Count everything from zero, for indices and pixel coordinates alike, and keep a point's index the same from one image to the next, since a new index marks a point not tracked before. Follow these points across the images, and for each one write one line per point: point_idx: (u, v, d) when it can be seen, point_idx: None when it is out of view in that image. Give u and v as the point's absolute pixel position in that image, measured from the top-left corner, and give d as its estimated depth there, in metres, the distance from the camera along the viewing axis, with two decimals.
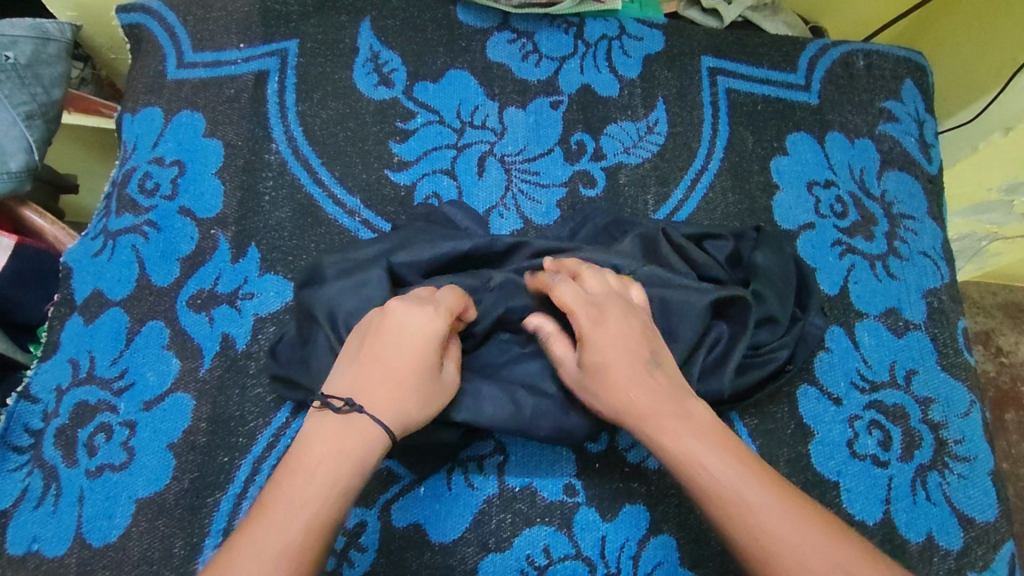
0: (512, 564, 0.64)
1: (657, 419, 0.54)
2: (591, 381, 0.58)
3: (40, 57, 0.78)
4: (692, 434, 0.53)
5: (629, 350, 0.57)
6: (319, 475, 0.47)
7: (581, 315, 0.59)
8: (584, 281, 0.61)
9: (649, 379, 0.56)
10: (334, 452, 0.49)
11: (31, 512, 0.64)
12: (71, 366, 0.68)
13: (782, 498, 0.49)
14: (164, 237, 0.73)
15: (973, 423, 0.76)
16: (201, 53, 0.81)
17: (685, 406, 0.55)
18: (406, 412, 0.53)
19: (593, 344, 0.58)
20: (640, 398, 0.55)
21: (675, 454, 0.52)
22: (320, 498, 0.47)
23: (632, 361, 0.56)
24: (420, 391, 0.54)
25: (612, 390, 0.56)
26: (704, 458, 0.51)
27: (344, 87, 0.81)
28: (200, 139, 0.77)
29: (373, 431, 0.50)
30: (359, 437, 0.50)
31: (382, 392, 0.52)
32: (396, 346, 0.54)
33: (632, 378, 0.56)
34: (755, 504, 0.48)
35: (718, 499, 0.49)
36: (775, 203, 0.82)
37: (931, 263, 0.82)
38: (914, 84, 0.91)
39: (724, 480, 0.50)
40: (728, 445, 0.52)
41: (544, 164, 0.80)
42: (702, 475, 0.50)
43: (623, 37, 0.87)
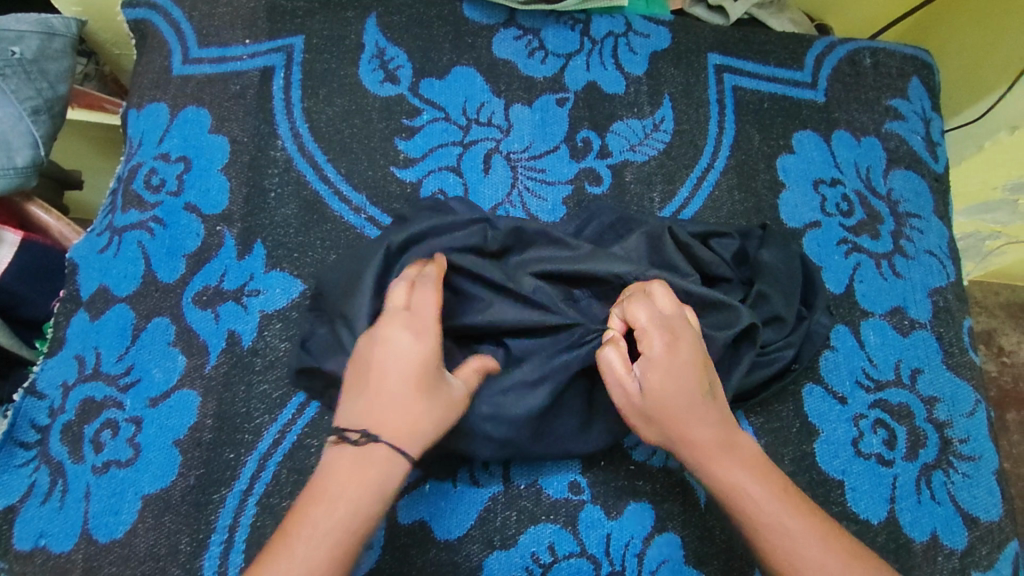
0: (517, 561, 0.64)
1: (712, 450, 0.55)
2: (655, 409, 0.56)
3: (45, 53, 0.78)
4: (742, 469, 0.55)
5: (696, 377, 0.56)
6: (339, 508, 0.48)
7: (655, 338, 0.56)
8: (656, 299, 0.59)
9: (709, 409, 0.56)
10: (353, 484, 0.48)
11: (38, 508, 0.64)
12: (77, 362, 0.68)
13: (822, 529, 0.54)
14: (169, 233, 0.73)
15: (978, 422, 0.76)
16: (206, 49, 0.81)
17: (735, 438, 0.56)
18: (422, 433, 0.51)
19: (662, 369, 0.55)
20: (699, 428, 0.55)
21: (725, 484, 0.55)
22: (335, 535, 0.47)
23: (696, 391, 0.56)
24: (433, 409, 0.52)
25: (675, 420, 0.55)
26: (756, 492, 0.54)
27: (350, 83, 0.81)
28: (206, 135, 0.77)
29: (391, 459, 0.50)
30: (377, 468, 0.49)
31: (390, 415, 0.50)
32: (393, 366, 0.52)
33: (694, 408, 0.55)
34: (800, 536, 0.53)
35: (765, 530, 0.53)
36: (781, 201, 0.82)
37: (937, 262, 0.82)
38: (921, 82, 0.91)
39: (773, 516, 0.53)
40: (773, 478, 0.55)
41: (550, 162, 0.80)
42: (752, 507, 0.54)
43: (630, 34, 0.87)
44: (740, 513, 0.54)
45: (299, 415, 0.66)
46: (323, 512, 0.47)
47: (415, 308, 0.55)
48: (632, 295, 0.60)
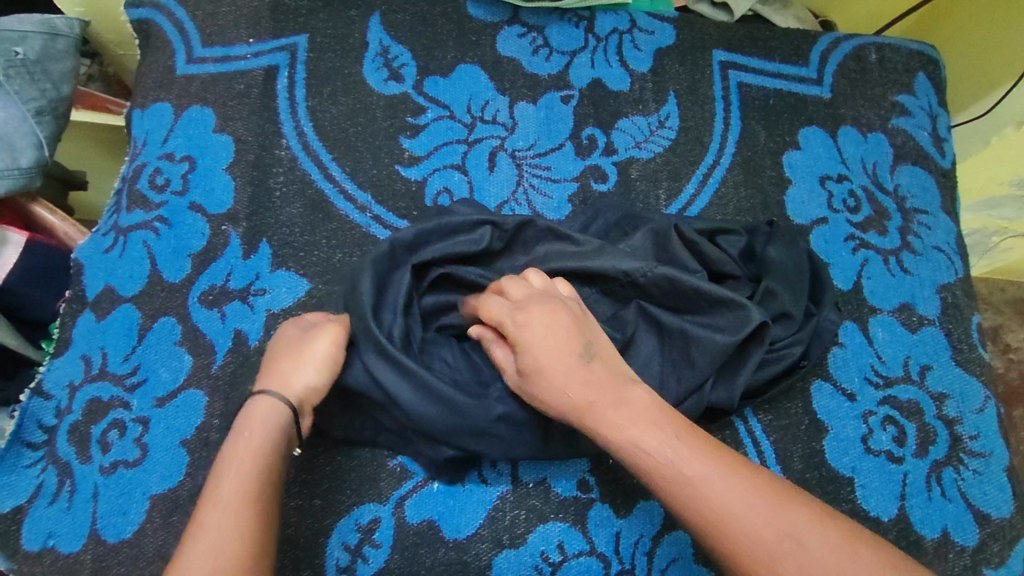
0: (526, 560, 0.64)
1: (599, 411, 0.52)
2: (532, 387, 0.55)
3: (49, 53, 0.78)
4: (643, 424, 0.51)
5: (562, 344, 0.55)
6: (236, 460, 0.51)
7: (507, 320, 0.57)
8: (508, 288, 0.60)
9: (590, 370, 0.54)
10: (239, 438, 0.52)
11: (47, 508, 0.63)
12: (84, 363, 0.68)
13: (726, 470, 0.48)
14: (175, 233, 0.73)
15: (988, 419, 0.75)
16: (211, 48, 0.81)
17: (627, 392, 0.53)
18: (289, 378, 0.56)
19: (525, 347, 0.56)
20: (583, 391, 0.53)
21: (620, 442, 0.51)
22: (237, 488, 0.49)
23: (568, 353, 0.55)
24: (290, 363, 0.57)
25: (557, 388, 0.54)
26: (649, 445, 0.50)
27: (355, 81, 0.80)
28: (211, 134, 0.76)
29: (267, 408, 0.54)
30: (257, 419, 0.54)
31: (265, 382, 0.56)
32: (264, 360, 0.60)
33: (571, 371, 0.54)
34: (702, 482, 0.47)
35: (668, 483, 0.48)
36: (787, 198, 0.82)
37: (945, 258, 0.82)
38: (928, 77, 0.90)
39: (676, 467, 0.48)
40: (669, 425, 0.51)
41: (555, 159, 0.80)
42: (651, 462, 0.49)
43: (635, 31, 0.87)
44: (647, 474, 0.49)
45: None
46: (218, 474, 0.50)
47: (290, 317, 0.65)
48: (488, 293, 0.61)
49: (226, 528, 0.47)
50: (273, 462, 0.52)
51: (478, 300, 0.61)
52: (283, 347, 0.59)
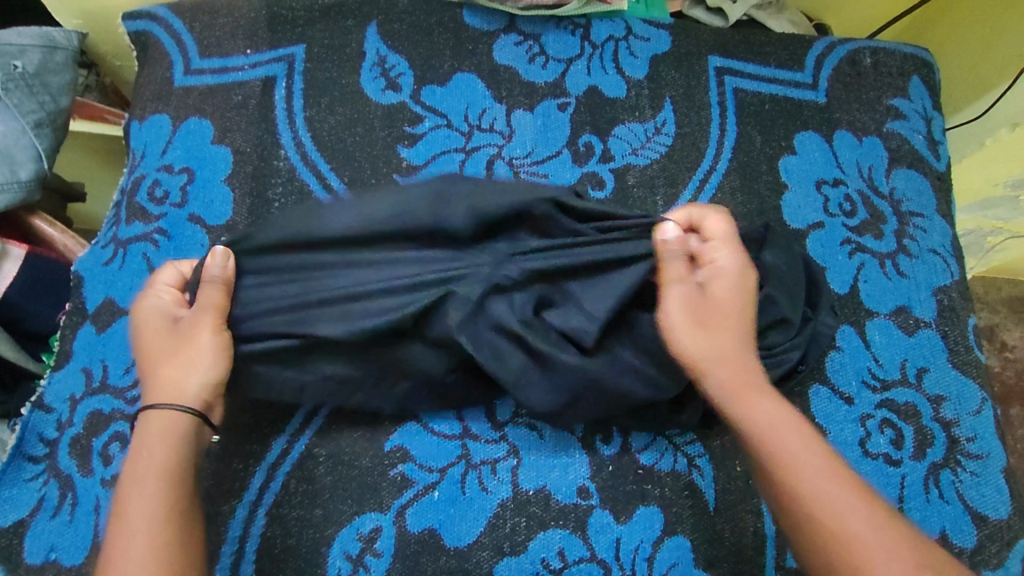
0: (527, 567, 0.64)
1: (745, 392, 0.55)
2: (695, 326, 0.58)
3: (48, 66, 0.78)
4: (771, 409, 0.54)
5: (749, 300, 0.59)
6: (142, 481, 0.53)
7: (727, 251, 0.60)
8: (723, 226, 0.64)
9: (743, 339, 0.58)
10: (144, 455, 0.55)
11: (48, 522, 0.64)
12: (85, 375, 0.68)
13: (854, 485, 0.51)
14: (174, 245, 0.73)
15: (985, 420, 0.76)
16: (208, 60, 0.81)
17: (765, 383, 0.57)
18: (183, 383, 0.58)
19: (729, 280, 0.59)
20: (729, 352, 0.57)
21: (762, 425, 0.54)
22: (146, 507, 0.52)
23: (743, 317, 0.58)
24: (177, 360, 0.59)
25: (713, 332, 0.57)
26: (792, 436, 0.53)
27: (352, 91, 0.81)
28: (209, 146, 0.77)
29: (162, 418, 0.56)
30: (156, 429, 0.56)
31: (153, 390, 0.58)
32: (145, 351, 0.61)
33: (727, 329, 0.58)
34: (833, 484, 0.50)
35: (798, 475, 0.51)
36: (783, 203, 0.82)
37: (941, 260, 0.82)
38: (922, 80, 0.91)
39: (813, 463, 0.51)
40: (811, 431, 0.54)
41: (552, 167, 0.80)
42: (787, 452, 0.52)
43: (630, 38, 0.87)
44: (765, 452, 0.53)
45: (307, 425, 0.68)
46: (127, 495, 0.53)
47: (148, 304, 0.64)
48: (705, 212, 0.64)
49: (140, 545, 0.50)
50: (180, 475, 0.55)
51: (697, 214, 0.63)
52: (155, 339, 0.61)
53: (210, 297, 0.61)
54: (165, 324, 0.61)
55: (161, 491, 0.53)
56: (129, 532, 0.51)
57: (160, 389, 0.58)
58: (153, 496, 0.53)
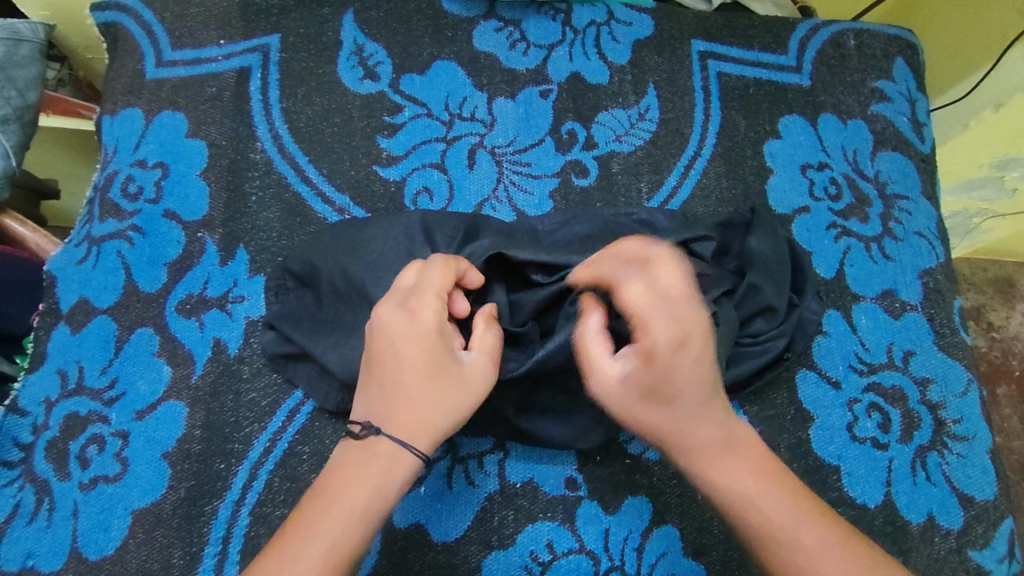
0: (515, 561, 0.64)
1: (712, 455, 0.52)
2: (647, 404, 0.52)
3: (13, 59, 0.76)
4: (740, 475, 0.52)
5: (702, 373, 0.51)
6: (340, 514, 0.49)
7: (657, 327, 0.50)
8: (660, 278, 0.51)
9: (709, 409, 0.52)
10: (360, 480, 0.50)
11: (25, 528, 0.62)
12: (60, 377, 0.67)
13: (833, 539, 0.51)
14: (149, 242, 0.71)
15: (971, 402, 0.75)
16: (180, 51, 0.79)
17: (738, 436, 0.53)
18: (432, 426, 0.53)
19: (664, 370, 0.50)
20: (686, 425, 0.52)
21: (733, 491, 0.52)
22: (334, 552, 0.48)
23: (701, 392, 0.52)
24: (437, 393, 0.53)
25: (669, 420, 0.52)
26: (763, 499, 0.51)
27: (330, 81, 0.79)
28: (183, 140, 0.75)
29: (393, 455, 0.51)
30: (382, 462, 0.51)
31: (397, 417, 0.52)
32: (400, 351, 0.53)
33: (688, 409, 0.52)
34: (814, 549, 0.50)
35: (776, 544, 0.51)
36: (769, 187, 0.81)
37: (926, 243, 0.82)
38: (905, 62, 0.90)
39: (790, 529, 0.50)
40: (784, 483, 0.53)
41: (535, 155, 0.79)
42: (762, 518, 0.51)
43: (612, 22, 0.86)
44: (743, 520, 0.52)
45: (290, 424, 0.66)
46: (327, 512, 0.49)
47: (413, 286, 0.55)
48: (630, 276, 0.52)
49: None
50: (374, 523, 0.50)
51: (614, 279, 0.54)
52: (429, 347, 0.53)
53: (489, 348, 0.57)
54: (446, 352, 0.54)
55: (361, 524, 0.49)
56: (305, 550, 0.48)
57: (402, 418, 0.52)
58: (342, 520, 0.49)
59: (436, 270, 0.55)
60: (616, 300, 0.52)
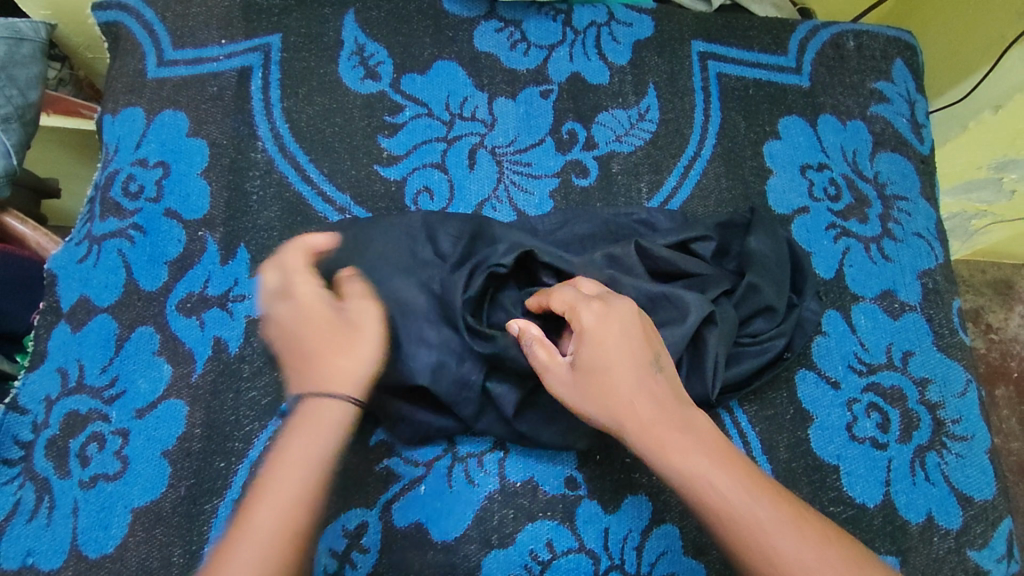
0: (515, 560, 0.64)
1: (658, 431, 0.53)
2: (589, 384, 0.55)
3: (14, 58, 0.76)
4: (689, 450, 0.52)
5: (633, 350, 0.56)
6: (286, 471, 0.51)
7: (582, 310, 0.57)
8: (579, 287, 0.61)
9: (645, 386, 0.55)
10: (297, 433, 0.53)
11: (25, 526, 0.62)
12: (60, 376, 0.67)
13: (788, 514, 0.50)
14: (150, 240, 0.71)
15: (970, 402, 0.76)
16: (182, 50, 0.79)
17: (686, 417, 0.54)
18: (352, 376, 0.56)
19: (597, 341, 0.56)
20: (633, 398, 0.54)
21: (682, 466, 0.52)
22: (284, 507, 0.50)
23: (636, 365, 0.55)
24: (344, 346, 0.57)
25: (608, 395, 0.55)
26: (713, 472, 0.51)
27: (331, 81, 0.79)
28: (184, 139, 0.75)
29: (319, 406, 0.54)
30: (311, 416, 0.54)
31: (316, 376, 0.56)
32: (293, 329, 0.58)
33: (624, 382, 0.55)
34: (766, 522, 0.49)
35: (728, 518, 0.49)
36: (768, 187, 0.81)
37: (925, 243, 0.82)
38: (905, 63, 0.90)
39: (741, 501, 0.50)
40: (736, 462, 0.52)
41: (536, 155, 0.79)
42: (712, 491, 0.50)
43: (613, 23, 0.86)
44: (696, 496, 0.51)
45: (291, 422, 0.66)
46: (275, 466, 0.52)
47: (280, 280, 0.61)
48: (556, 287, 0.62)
49: (276, 532, 0.49)
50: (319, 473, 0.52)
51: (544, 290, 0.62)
52: (316, 315, 0.58)
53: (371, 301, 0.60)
54: (335, 315, 0.58)
55: (313, 470, 0.52)
56: (259, 512, 0.49)
57: (319, 376, 0.56)
58: (289, 474, 0.51)
59: (289, 252, 0.62)
60: (552, 301, 0.60)
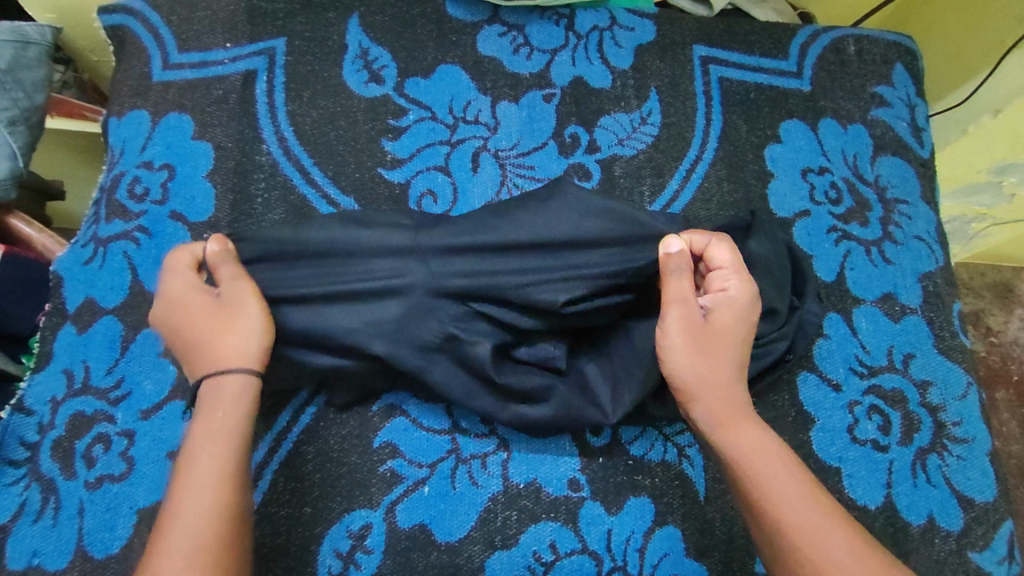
0: (518, 561, 0.64)
1: (732, 414, 0.57)
2: (706, 342, 0.59)
3: (20, 62, 0.77)
4: (754, 435, 0.56)
5: (750, 332, 0.61)
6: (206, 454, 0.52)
7: (734, 274, 0.61)
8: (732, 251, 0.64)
9: (740, 367, 0.60)
10: (213, 411, 0.55)
11: (30, 526, 0.62)
12: (66, 377, 0.67)
13: (836, 512, 0.52)
14: (156, 242, 0.72)
15: (971, 405, 0.76)
16: (187, 54, 0.80)
17: (753, 411, 0.58)
18: (244, 351, 0.57)
19: (734, 308, 0.60)
20: (726, 385, 0.58)
21: (744, 445, 0.55)
22: (211, 489, 0.51)
23: (739, 346, 0.60)
24: (226, 328, 0.58)
25: (716, 360, 0.59)
26: (771, 459, 0.54)
27: (335, 85, 0.80)
28: (189, 141, 0.76)
29: (217, 383, 0.56)
30: (216, 397, 0.55)
31: (213, 358, 0.57)
32: (177, 326, 0.59)
33: (731, 354, 0.59)
34: (815, 511, 0.51)
35: (780, 501, 0.52)
36: (769, 191, 0.82)
37: (925, 246, 0.82)
38: (905, 68, 0.91)
39: (793, 488, 0.52)
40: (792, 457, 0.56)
41: (539, 159, 0.80)
42: (769, 474, 0.53)
43: (615, 27, 0.87)
44: (752, 476, 0.54)
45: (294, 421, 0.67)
46: (196, 448, 0.53)
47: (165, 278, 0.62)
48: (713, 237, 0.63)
49: (203, 510, 0.49)
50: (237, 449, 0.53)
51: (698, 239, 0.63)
52: (195, 305, 0.59)
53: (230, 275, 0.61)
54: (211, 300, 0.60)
55: (231, 443, 0.53)
56: (189, 495, 0.50)
57: (215, 358, 0.57)
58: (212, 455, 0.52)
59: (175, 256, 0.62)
60: (707, 255, 0.62)
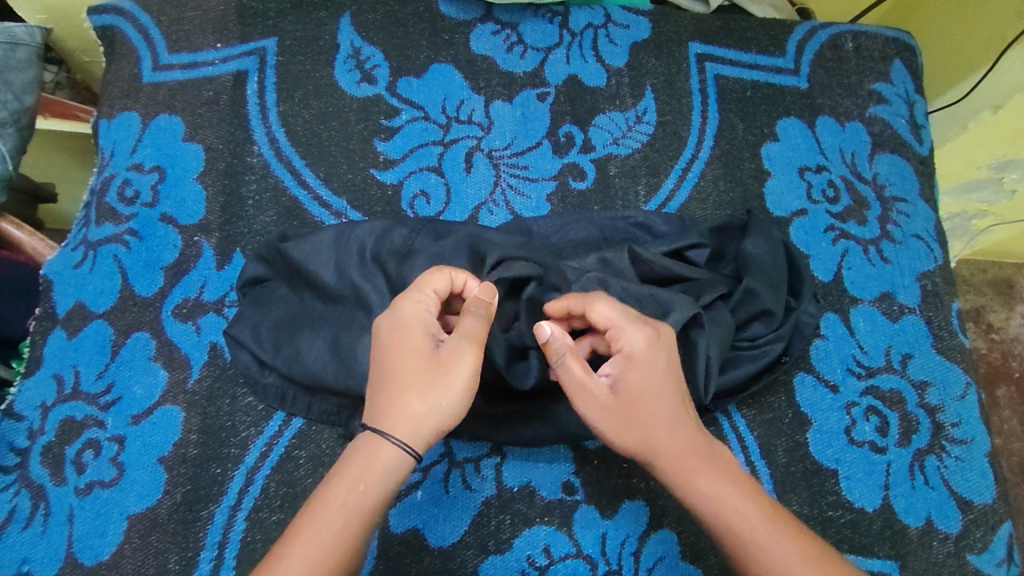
0: (512, 565, 0.64)
1: (691, 462, 0.54)
2: (628, 415, 0.54)
3: (10, 63, 0.76)
4: (716, 484, 0.53)
5: (671, 380, 0.56)
6: (325, 521, 0.48)
7: (631, 329, 0.56)
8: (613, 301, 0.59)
9: (681, 417, 0.55)
10: (345, 476, 0.50)
11: (20, 534, 0.62)
12: (56, 382, 0.67)
13: (808, 551, 0.51)
14: (146, 246, 0.71)
15: (970, 405, 0.75)
16: (177, 54, 0.79)
17: (714, 450, 0.55)
18: (410, 414, 0.51)
19: (639, 364, 0.55)
20: (671, 444, 0.54)
21: (710, 497, 0.53)
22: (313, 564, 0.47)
23: (671, 397, 0.55)
24: (419, 389, 0.52)
25: (650, 425, 0.54)
26: (740, 507, 0.52)
27: (327, 85, 0.79)
28: (180, 143, 0.75)
29: (375, 444, 0.51)
30: (364, 460, 0.50)
31: (385, 413, 0.51)
32: (383, 355, 0.54)
33: (665, 413, 0.55)
34: (789, 556, 0.51)
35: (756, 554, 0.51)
36: (767, 190, 0.81)
37: (924, 245, 0.82)
38: (904, 64, 0.90)
39: (766, 536, 0.52)
40: (758, 494, 0.54)
41: (533, 158, 0.79)
42: (740, 526, 0.52)
43: (610, 25, 0.86)
44: (722, 530, 0.52)
45: (287, 427, 0.66)
46: (315, 508, 0.49)
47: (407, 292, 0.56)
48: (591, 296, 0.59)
49: None
50: (356, 530, 0.49)
51: (581, 299, 0.58)
52: (409, 336, 0.53)
53: (474, 326, 0.54)
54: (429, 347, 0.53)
55: (351, 523, 0.49)
56: (288, 561, 0.47)
57: (391, 414, 0.51)
58: (331, 525, 0.48)
59: (432, 275, 0.56)
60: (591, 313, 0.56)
